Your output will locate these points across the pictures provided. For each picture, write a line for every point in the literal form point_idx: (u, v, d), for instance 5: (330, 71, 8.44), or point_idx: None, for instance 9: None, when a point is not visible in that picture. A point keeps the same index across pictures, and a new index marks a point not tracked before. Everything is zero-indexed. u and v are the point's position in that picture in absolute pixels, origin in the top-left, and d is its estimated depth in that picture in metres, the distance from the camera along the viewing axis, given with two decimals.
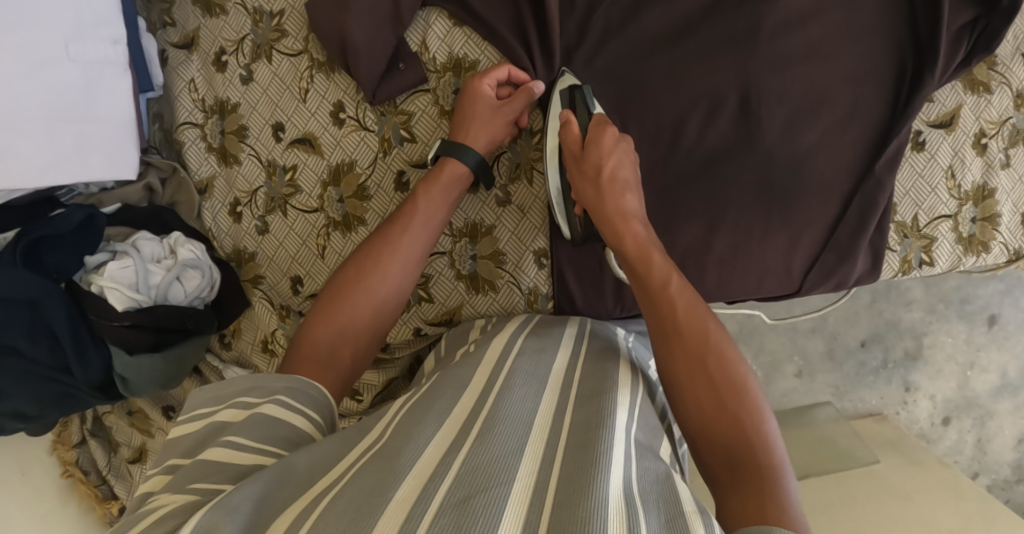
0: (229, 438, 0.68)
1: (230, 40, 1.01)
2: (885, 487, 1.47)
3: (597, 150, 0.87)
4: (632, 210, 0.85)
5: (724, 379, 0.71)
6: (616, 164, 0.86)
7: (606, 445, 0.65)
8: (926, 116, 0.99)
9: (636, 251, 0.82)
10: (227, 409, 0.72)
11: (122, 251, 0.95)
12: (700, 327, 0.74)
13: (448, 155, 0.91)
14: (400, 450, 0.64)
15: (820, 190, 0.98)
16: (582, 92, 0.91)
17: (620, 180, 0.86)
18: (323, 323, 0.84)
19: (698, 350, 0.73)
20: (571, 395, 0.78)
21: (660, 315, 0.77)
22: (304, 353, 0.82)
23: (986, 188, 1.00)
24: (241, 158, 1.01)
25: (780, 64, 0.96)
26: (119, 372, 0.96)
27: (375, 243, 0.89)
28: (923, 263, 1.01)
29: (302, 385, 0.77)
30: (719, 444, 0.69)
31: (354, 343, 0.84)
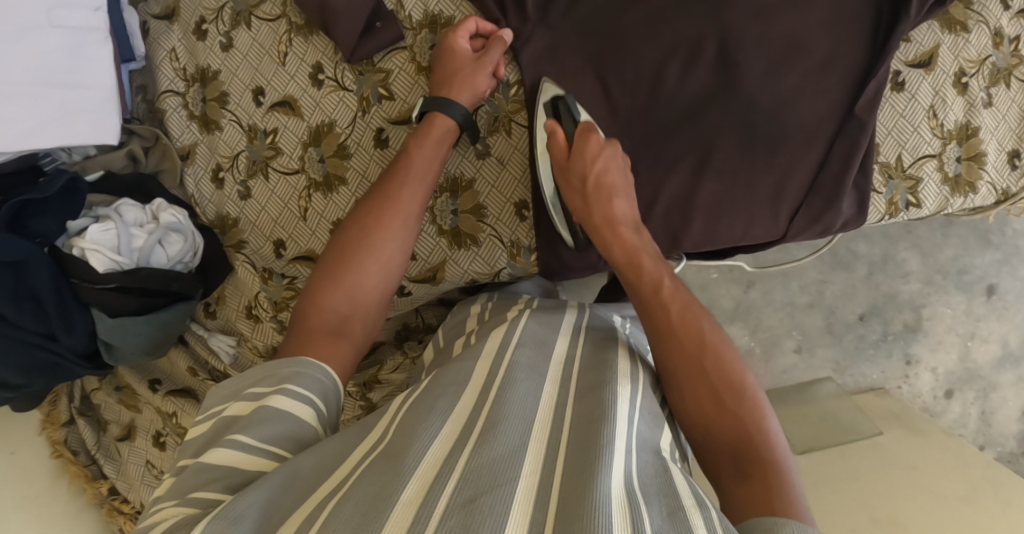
0: (236, 437, 0.66)
1: (211, 9, 1.02)
2: (890, 457, 1.44)
3: (582, 160, 0.89)
4: (622, 218, 0.88)
5: (718, 375, 0.75)
6: (603, 170, 0.89)
7: (609, 438, 0.66)
8: (904, 57, 0.99)
9: (625, 258, 0.86)
10: (236, 406, 0.71)
11: (104, 216, 0.95)
12: (695, 330, 0.78)
13: (436, 112, 0.92)
14: (405, 450, 0.64)
15: (803, 135, 0.97)
16: (567, 101, 0.92)
17: (607, 186, 0.89)
18: (329, 288, 0.83)
19: (694, 350, 0.77)
20: (571, 389, 0.77)
21: (654, 319, 0.81)
22: (313, 322, 0.81)
23: (969, 127, 1.00)
24: (223, 125, 1.02)
25: (757, 10, 0.96)
26: (102, 334, 0.95)
27: (373, 200, 0.89)
28: (909, 205, 1.01)
29: (308, 368, 0.75)
30: (722, 446, 0.72)
31: (363, 306, 0.84)
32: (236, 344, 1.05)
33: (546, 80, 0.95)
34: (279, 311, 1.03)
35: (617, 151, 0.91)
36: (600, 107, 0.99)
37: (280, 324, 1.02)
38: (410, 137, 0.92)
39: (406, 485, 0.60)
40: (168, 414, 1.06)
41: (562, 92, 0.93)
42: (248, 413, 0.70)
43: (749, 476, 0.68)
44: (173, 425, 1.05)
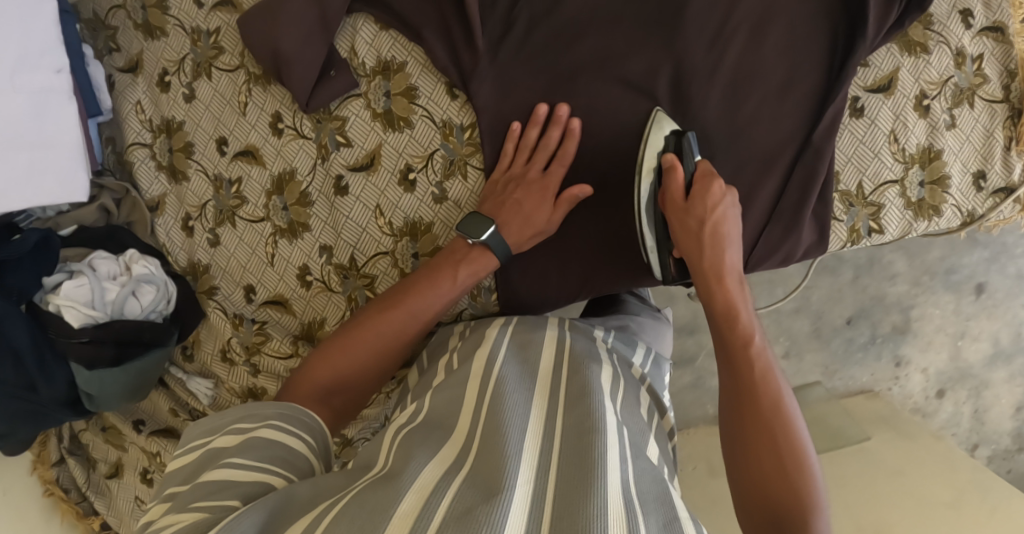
0: (231, 461, 0.70)
1: (172, 61, 1.04)
2: (878, 464, 1.45)
3: (703, 206, 0.88)
4: (729, 267, 0.88)
5: (786, 443, 0.77)
6: (720, 220, 0.88)
7: (600, 453, 0.69)
8: (862, 82, 0.97)
9: (725, 310, 0.86)
10: (224, 437, 0.74)
11: (78, 270, 0.99)
12: (777, 393, 0.79)
13: (488, 249, 0.93)
14: (402, 469, 0.68)
15: (759, 162, 0.96)
16: (689, 139, 0.90)
17: (721, 236, 0.88)
18: (329, 357, 0.87)
19: (772, 413, 0.78)
20: (559, 401, 0.80)
21: (739, 367, 0.82)
22: (305, 386, 0.84)
23: (931, 150, 0.98)
24: (190, 175, 1.05)
25: (710, 38, 0.94)
26: (82, 385, 0.99)
27: (396, 299, 0.91)
28: (871, 232, 0.99)
29: (293, 410, 0.79)
30: (767, 499, 0.75)
31: (358, 386, 0.88)
32: (214, 387, 1.09)
33: (660, 111, 0.93)
34: (251, 355, 1.06)
35: (735, 200, 0.90)
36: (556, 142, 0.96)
37: (253, 367, 1.05)
38: (455, 256, 0.93)
39: (404, 497, 0.63)
40: (153, 453, 1.09)
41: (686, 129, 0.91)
42: (240, 441, 0.73)
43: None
44: (158, 464, 1.09)
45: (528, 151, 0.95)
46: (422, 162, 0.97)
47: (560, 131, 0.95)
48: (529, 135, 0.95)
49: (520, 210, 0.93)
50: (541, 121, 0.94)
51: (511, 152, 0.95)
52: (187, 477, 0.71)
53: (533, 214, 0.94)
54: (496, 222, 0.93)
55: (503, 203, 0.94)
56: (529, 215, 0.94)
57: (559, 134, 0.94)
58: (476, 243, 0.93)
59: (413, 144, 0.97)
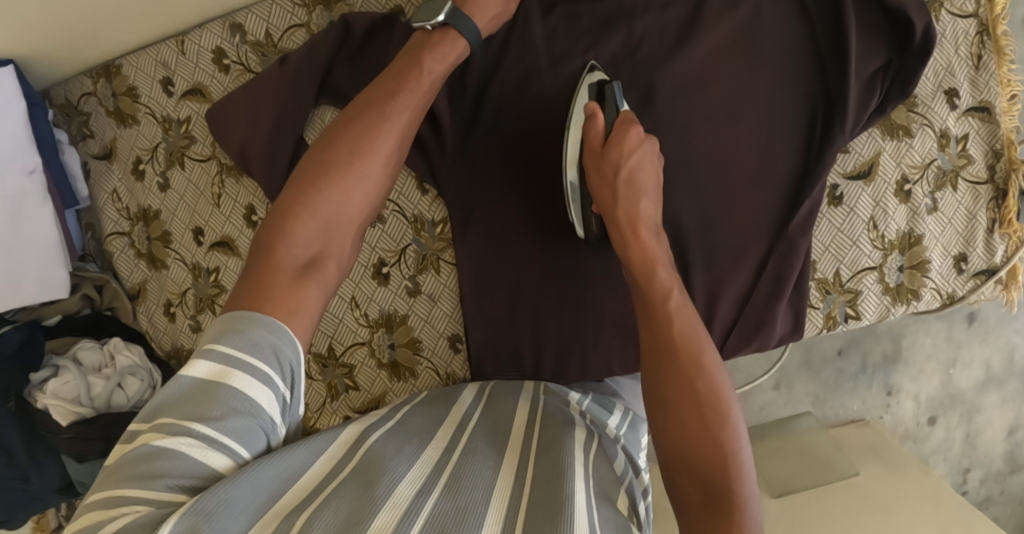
0: (191, 424, 0.59)
1: (146, 149, 1.04)
2: (865, 497, 1.38)
3: (618, 150, 0.81)
4: (645, 218, 0.80)
5: (710, 405, 0.70)
6: (637, 166, 0.81)
7: (568, 498, 0.63)
8: (842, 169, 0.96)
9: (643, 262, 0.78)
10: (203, 365, 0.61)
11: (63, 366, 1.00)
12: (697, 349, 0.72)
13: (452, 29, 0.83)
14: (378, 480, 0.63)
15: (732, 254, 0.94)
16: (612, 87, 0.85)
17: (638, 184, 0.81)
18: (302, 210, 0.71)
19: (692, 373, 0.71)
20: (530, 447, 0.76)
21: (657, 329, 0.74)
22: (280, 253, 0.69)
23: (912, 235, 0.96)
24: (169, 263, 1.05)
25: (682, 130, 0.93)
26: (75, 476, 1.02)
27: (367, 113, 0.78)
28: (849, 317, 0.97)
29: (283, 339, 0.64)
30: (694, 467, 0.69)
31: (339, 240, 0.74)
32: None
33: (593, 68, 0.90)
34: None
35: (655, 148, 0.84)
36: (525, 235, 0.95)
37: None
38: (415, 48, 0.83)
39: (377, 516, 0.58)
40: None
41: (609, 78, 0.87)
42: (213, 382, 0.61)
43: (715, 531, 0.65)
44: None
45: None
46: (395, 257, 0.99)
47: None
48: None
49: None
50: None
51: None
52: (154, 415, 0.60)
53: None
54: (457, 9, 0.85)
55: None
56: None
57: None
58: (436, 26, 0.83)
59: (385, 239, 0.98)
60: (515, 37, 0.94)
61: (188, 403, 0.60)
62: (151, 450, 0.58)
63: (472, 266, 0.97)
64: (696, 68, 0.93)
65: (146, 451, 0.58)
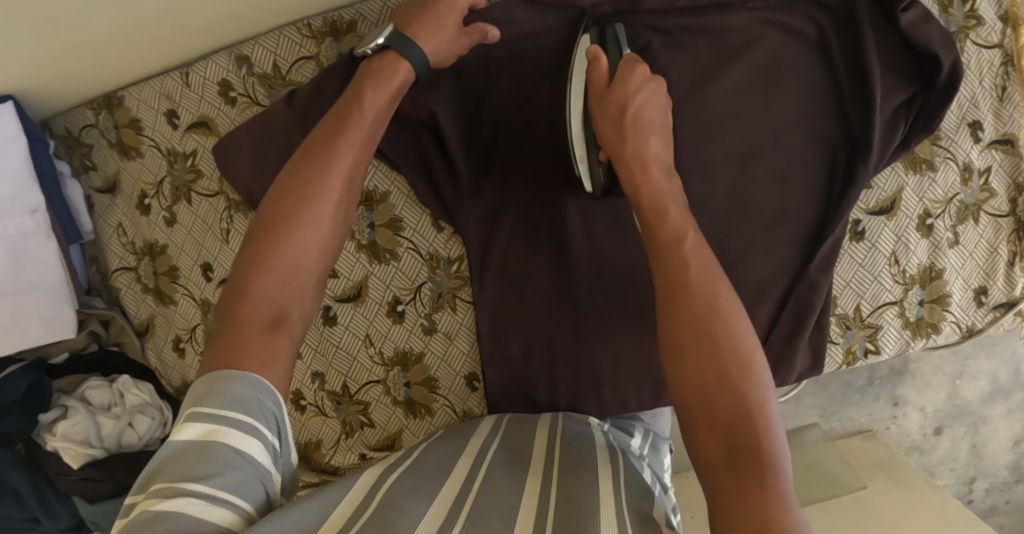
0: (189, 484, 0.54)
1: (150, 183, 1.01)
2: (870, 515, 1.40)
3: (624, 88, 0.80)
4: (653, 156, 0.78)
5: (729, 349, 0.63)
6: (643, 104, 0.80)
7: (591, 512, 0.63)
8: (864, 204, 0.94)
9: (651, 199, 0.75)
10: (191, 428, 0.57)
11: (71, 407, 0.98)
12: (711, 292, 0.66)
13: (395, 55, 0.79)
14: (396, 515, 0.60)
15: (752, 294, 0.92)
16: (616, 31, 0.86)
17: (644, 121, 0.79)
18: (262, 258, 0.67)
19: (707, 315, 0.65)
20: (552, 469, 0.75)
21: (668, 274, 0.68)
22: (243, 301, 0.65)
23: (933, 270, 0.95)
24: (177, 298, 1.03)
25: (702, 168, 0.91)
26: (87, 518, 1.01)
27: (314, 148, 0.73)
28: (868, 352, 0.97)
29: (264, 392, 0.61)
30: (716, 417, 0.61)
31: (301, 283, 0.69)
32: None
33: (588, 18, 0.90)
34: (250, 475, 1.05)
35: (660, 87, 0.83)
36: (543, 276, 0.93)
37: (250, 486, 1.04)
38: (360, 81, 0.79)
39: None
40: None
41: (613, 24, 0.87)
42: (204, 443, 0.57)
43: (740, 477, 0.56)
44: None
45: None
46: (410, 294, 0.97)
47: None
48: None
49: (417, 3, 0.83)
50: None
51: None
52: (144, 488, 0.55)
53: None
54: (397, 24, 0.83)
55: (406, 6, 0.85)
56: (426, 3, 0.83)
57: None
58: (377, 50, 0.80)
59: (400, 277, 0.97)
60: (531, 71, 0.91)
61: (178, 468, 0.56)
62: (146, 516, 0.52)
63: (488, 306, 0.95)
64: (716, 104, 0.91)
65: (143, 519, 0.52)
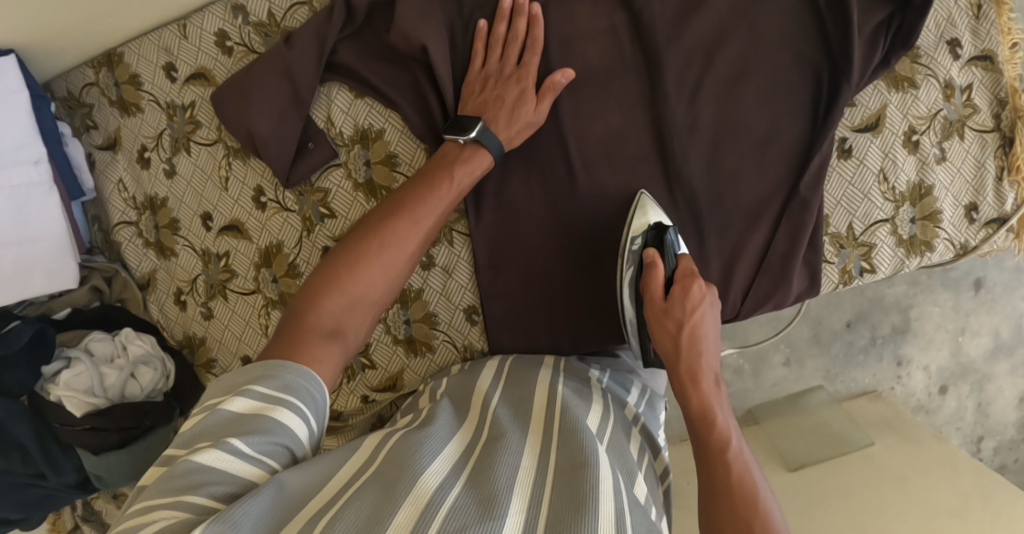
0: (230, 442, 0.61)
1: (150, 137, 1.04)
2: (878, 469, 1.30)
3: (682, 306, 0.83)
4: (705, 371, 0.81)
5: (747, 504, 0.70)
6: (699, 323, 0.83)
7: (592, 487, 0.64)
8: (849, 122, 0.97)
9: (700, 412, 0.78)
10: (238, 399, 0.64)
11: (75, 357, 0.99)
12: (753, 495, 0.71)
13: (482, 147, 0.89)
14: (399, 478, 0.63)
15: (745, 216, 0.94)
16: (671, 234, 0.89)
17: (700, 336, 0.82)
18: (332, 290, 0.76)
19: (748, 520, 0.69)
20: (553, 432, 0.75)
21: (715, 476, 0.74)
22: (309, 323, 0.73)
23: (922, 186, 0.97)
24: (178, 250, 1.04)
25: (690, 95, 0.94)
26: (90, 469, 1.01)
27: (401, 206, 0.84)
28: (864, 271, 0.98)
29: (314, 385, 0.68)
30: (727, 531, 0.69)
31: (361, 314, 0.77)
32: None
33: (645, 195, 0.94)
34: None
35: (715, 304, 0.85)
36: (539, 204, 0.97)
37: None
38: (447, 159, 0.88)
39: (399, 510, 0.59)
40: None
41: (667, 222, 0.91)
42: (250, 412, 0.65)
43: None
44: None
45: (497, 71, 0.92)
46: None
47: (526, 21, 0.92)
48: (497, 31, 0.93)
49: (504, 105, 0.91)
50: (507, 14, 0.92)
51: (483, 51, 0.93)
52: (187, 440, 0.63)
53: (518, 107, 0.91)
54: (483, 119, 0.90)
55: (487, 102, 0.91)
56: (514, 106, 0.91)
57: (534, 49, 0.92)
58: (468, 141, 0.89)
59: None
60: None
61: (217, 430, 0.63)
62: (181, 464, 0.60)
63: (484, 238, 0.97)
64: (699, 32, 0.94)
65: (186, 466, 0.60)
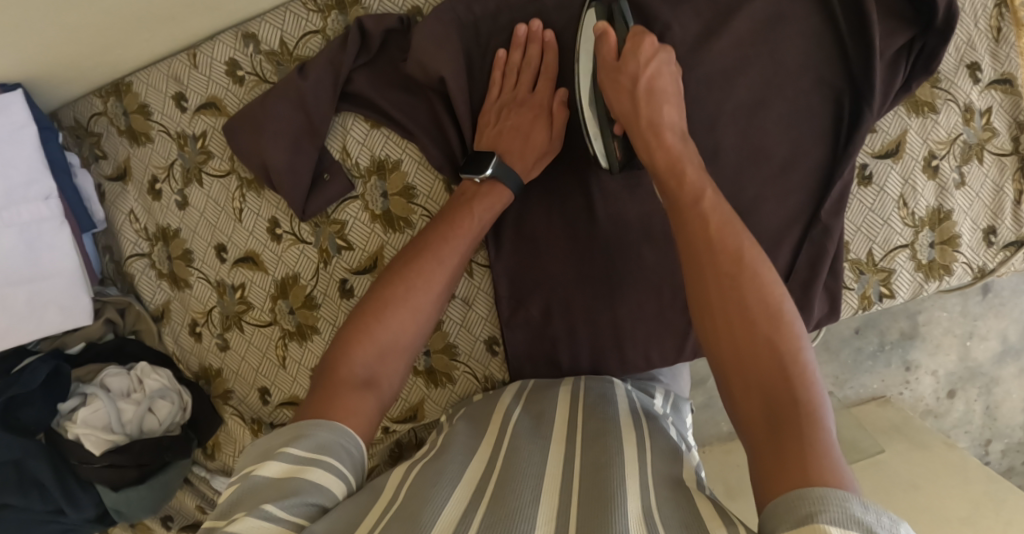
0: (264, 507, 0.60)
1: (161, 167, 1.02)
2: (889, 477, 1.30)
3: (635, 58, 0.83)
4: (668, 122, 0.81)
5: (733, 267, 0.67)
6: (654, 74, 0.83)
7: (618, 485, 0.64)
8: (870, 148, 0.96)
9: (666, 163, 0.78)
10: (270, 463, 0.64)
11: (91, 393, 0.98)
12: (736, 249, 0.68)
13: (500, 183, 0.87)
14: (420, 510, 0.62)
15: (767, 243, 0.94)
16: (621, 6, 0.89)
17: (658, 91, 0.82)
18: (361, 339, 0.76)
19: (736, 284, 0.66)
20: (575, 442, 0.76)
21: (695, 249, 0.69)
22: (341, 375, 0.73)
23: (941, 211, 0.97)
24: (192, 282, 1.03)
25: (710, 121, 0.93)
26: (110, 504, 1.01)
27: (423, 244, 0.83)
28: (883, 297, 0.98)
29: (348, 439, 0.68)
30: (719, 305, 0.66)
31: (394, 362, 0.76)
32: None
33: None
34: None
35: (670, 57, 0.86)
36: (559, 235, 0.96)
37: None
38: (465, 197, 0.87)
39: None
40: None
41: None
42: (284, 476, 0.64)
43: (783, 434, 0.58)
44: None
45: (513, 98, 0.92)
46: None
47: (539, 48, 0.92)
48: (512, 60, 0.92)
49: (518, 134, 0.90)
50: (521, 42, 0.91)
51: (499, 80, 0.93)
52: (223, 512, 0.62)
53: (532, 135, 0.90)
54: (496, 152, 0.89)
55: (501, 131, 0.90)
56: (528, 134, 0.90)
57: (548, 76, 0.92)
58: (485, 178, 0.87)
59: None
60: None
61: (251, 497, 0.62)
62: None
63: (502, 271, 0.97)
64: (720, 58, 0.93)
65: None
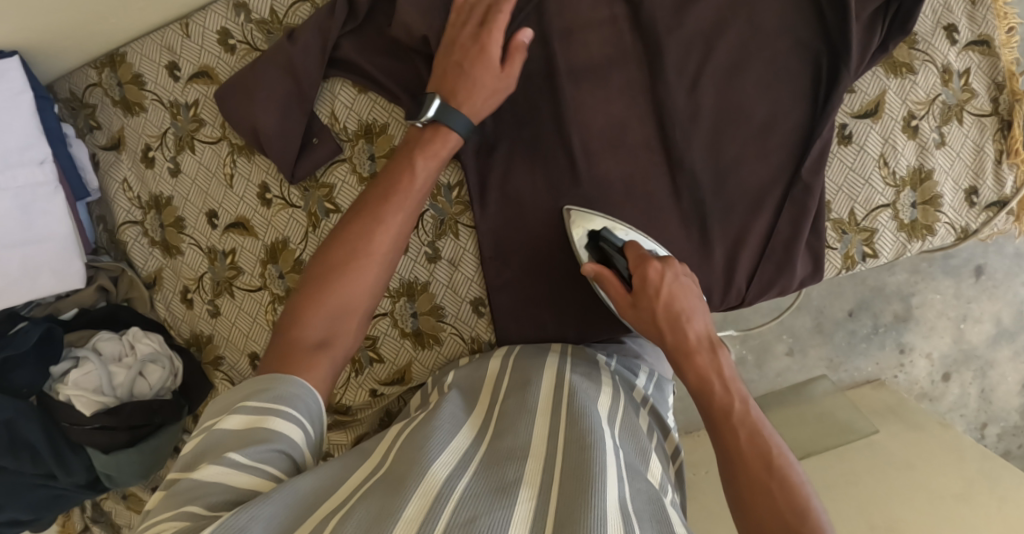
0: (227, 454, 0.62)
1: (154, 136, 1.04)
2: (881, 454, 1.29)
3: (646, 294, 0.83)
4: (695, 341, 0.80)
5: (743, 426, 0.73)
6: (670, 297, 0.83)
7: (596, 465, 0.64)
8: (849, 108, 0.98)
9: (698, 382, 0.78)
10: (232, 416, 0.66)
11: (83, 356, 1.00)
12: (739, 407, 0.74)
13: (443, 124, 0.87)
14: (407, 471, 0.63)
15: (746, 202, 0.95)
16: (606, 232, 0.92)
17: (678, 313, 0.82)
18: (315, 308, 0.77)
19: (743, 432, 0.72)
20: (562, 417, 0.75)
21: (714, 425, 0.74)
22: (295, 339, 0.75)
23: (922, 171, 0.98)
24: (183, 248, 1.05)
25: (690, 81, 0.95)
26: (100, 467, 1.01)
27: (369, 201, 0.84)
28: (866, 257, 0.99)
29: (307, 393, 0.70)
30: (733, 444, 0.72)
31: (349, 324, 0.79)
32: None
33: (573, 208, 0.95)
34: None
35: (678, 267, 0.85)
36: (545, 198, 0.97)
37: None
38: (411, 145, 0.87)
39: (407, 504, 0.58)
40: None
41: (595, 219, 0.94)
42: (246, 427, 0.66)
43: None
44: None
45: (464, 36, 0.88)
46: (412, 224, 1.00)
47: None
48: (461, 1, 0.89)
49: (462, 73, 0.87)
50: None
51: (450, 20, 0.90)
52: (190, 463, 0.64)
53: (478, 73, 0.87)
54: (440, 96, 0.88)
55: (444, 71, 0.88)
56: (474, 73, 0.87)
57: (500, 7, 0.88)
58: (427, 122, 0.87)
59: None
60: None
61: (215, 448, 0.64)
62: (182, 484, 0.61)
63: (489, 232, 0.98)
64: (699, 21, 0.94)
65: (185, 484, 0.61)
